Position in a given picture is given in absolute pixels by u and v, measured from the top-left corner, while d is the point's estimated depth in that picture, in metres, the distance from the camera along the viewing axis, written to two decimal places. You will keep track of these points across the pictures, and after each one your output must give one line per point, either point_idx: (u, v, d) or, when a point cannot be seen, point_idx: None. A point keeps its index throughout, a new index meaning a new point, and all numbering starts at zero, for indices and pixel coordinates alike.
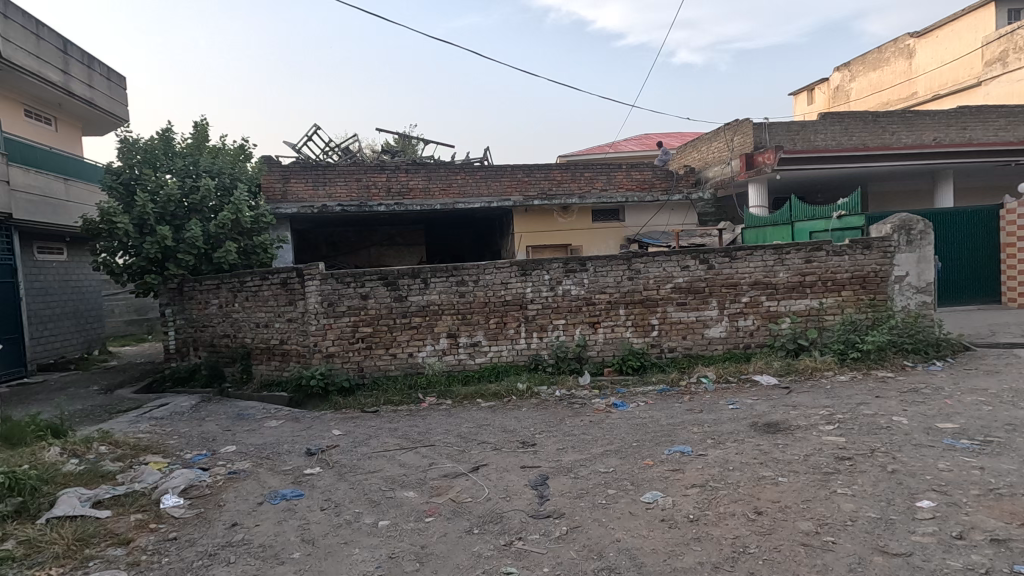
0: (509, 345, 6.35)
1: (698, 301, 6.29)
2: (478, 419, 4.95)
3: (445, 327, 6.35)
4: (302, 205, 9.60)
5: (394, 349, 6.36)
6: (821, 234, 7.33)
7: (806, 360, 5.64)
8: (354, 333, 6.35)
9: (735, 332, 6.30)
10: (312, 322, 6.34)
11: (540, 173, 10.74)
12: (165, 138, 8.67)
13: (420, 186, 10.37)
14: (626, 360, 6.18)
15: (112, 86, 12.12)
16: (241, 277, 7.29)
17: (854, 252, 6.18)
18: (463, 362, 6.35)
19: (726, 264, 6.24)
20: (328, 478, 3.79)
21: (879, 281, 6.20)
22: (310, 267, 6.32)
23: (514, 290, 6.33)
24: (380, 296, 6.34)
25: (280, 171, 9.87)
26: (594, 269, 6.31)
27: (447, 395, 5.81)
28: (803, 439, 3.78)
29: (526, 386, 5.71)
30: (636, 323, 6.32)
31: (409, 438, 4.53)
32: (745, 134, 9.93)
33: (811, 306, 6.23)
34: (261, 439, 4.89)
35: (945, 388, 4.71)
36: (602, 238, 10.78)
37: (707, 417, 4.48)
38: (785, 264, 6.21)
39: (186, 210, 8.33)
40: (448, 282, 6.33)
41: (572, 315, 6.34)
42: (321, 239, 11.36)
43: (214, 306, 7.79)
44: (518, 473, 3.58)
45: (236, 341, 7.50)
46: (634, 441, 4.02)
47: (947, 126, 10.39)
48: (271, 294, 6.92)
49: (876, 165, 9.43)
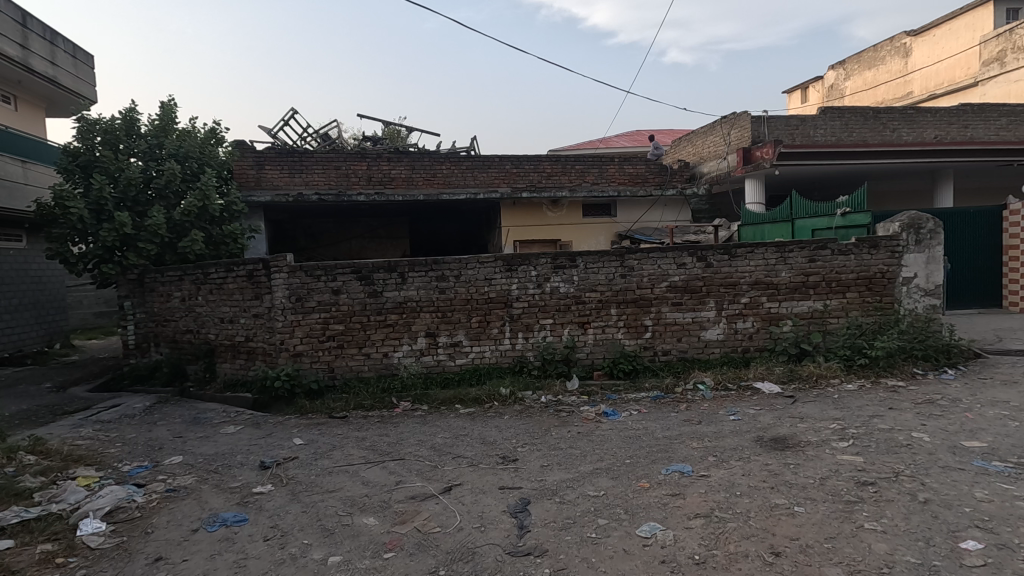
0: (492, 346, 5.90)
1: (695, 301, 5.89)
2: (455, 428, 4.49)
3: (424, 325, 5.89)
4: (277, 192, 9.07)
5: (367, 349, 5.88)
6: (824, 232, 6.93)
7: (810, 367, 5.24)
8: (324, 331, 5.87)
9: (733, 335, 5.90)
10: (278, 318, 5.84)
11: (529, 164, 10.27)
12: (128, 118, 8.08)
13: (403, 175, 9.86)
14: (617, 363, 5.76)
15: (78, 65, 11.45)
16: (205, 268, 6.76)
17: (861, 252, 5.82)
18: (442, 363, 5.89)
19: (724, 261, 5.84)
20: (279, 498, 3.31)
21: (886, 282, 5.84)
22: (278, 259, 5.81)
23: (499, 287, 5.87)
24: (353, 290, 5.86)
25: (253, 157, 9.30)
26: (584, 265, 5.87)
27: (423, 400, 5.33)
28: (816, 458, 3.37)
29: (509, 391, 5.26)
30: (628, 324, 5.91)
31: (376, 450, 4.07)
32: (744, 128, 9.58)
33: (815, 308, 5.85)
34: (212, 448, 4.40)
35: (963, 400, 4.33)
36: (593, 234, 10.36)
37: (707, 429, 4.07)
38: (787, 263, 5.83)
39: (149, 197, 7.78)
40: (427, 277, 5.86)
41: (560, 314, 5.90)
42: (300, 230, 10.84)
43: (176, 299, 7.24)
44: (495, 496, 3.13)
45: (199, 336, 6.96)
46: (628, 458, 3.59)
47: (948, 124, 10.08)
48: (236, 287, 6.41)
49: (877, 162, 9.09)
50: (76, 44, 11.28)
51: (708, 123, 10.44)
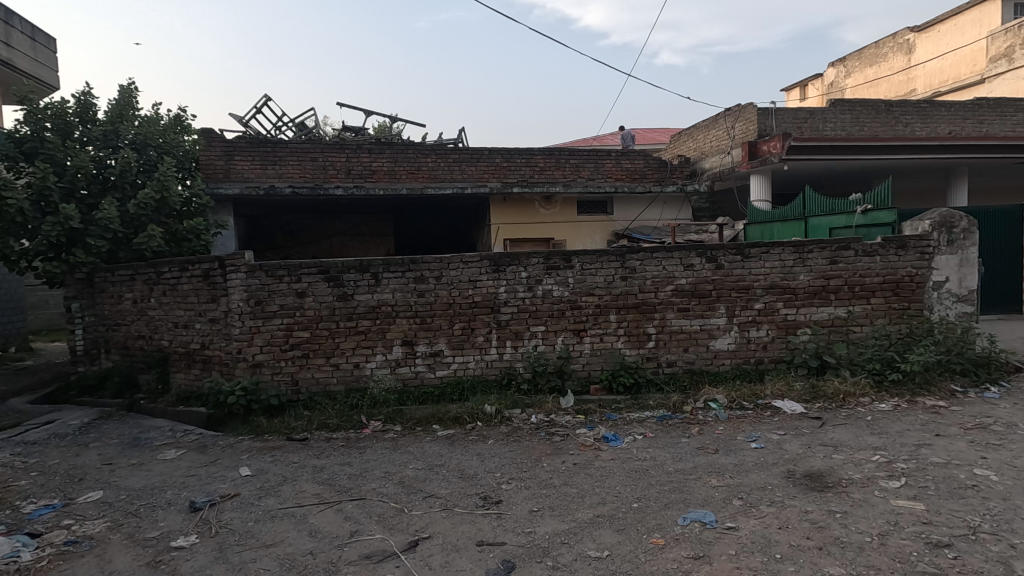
0: (476, 356, 5.26)
1: (704, 307, 5.28)
2: (430, 457, 3.84)
3: (400, 332, 5.23)
4: (247, 185, 8.38)
5: (336, 359, 5.22)
6: (843, 231, 6.33)
7: (836, 382, 4.64)
8: (287, 338, 5.20)
9: (745, 345, 5.29)
10: (235, 324, 5.16)
11: (521, 158, 9.63)
12: (81, 102, 7.35)
13: (385, 168, 9.18)
14: (617, 376, 5.13)
15: (37, 47, 10.64)
16: (158, 267, 6.06)
17: (887, 253, 5.23)
18: (420, 375, 5.24)
19: (736, 262, 5.23)
20: (202, 556, 2.65)
21: (915, 286, 5.25)
22: (234, 257, 5.12)
23: (485, 290, 5.23)
24: (320, 293, 5.20)
25: (222, 146, 8.57)
26: (580, 266, 5.24)
27: (397, 419, 4.67)
28: (866, 505, 2.75)
29: (495, 409, 4.62)
30: (629, 332, 5.28)
31: (333, 486, 3.40)
32: (749, 121, 9.01)
33: (837, 314, 5.26)
34: (142, 481, 3.71)
35: (1021, 426, 3.74)
36: (588, 233, 9.74)
37: (726, 462, 3.45)
38: (806, 265, 5.23)
39: (101, 188, 7.04)
40: (404, 278, 5.21)
41: (553, 320, 5.27)
42: (277, 227, 10.11)
43: (128, 301, 6.51)
44: (471, 557, 2.49)
45: (152, 343, 6.24)
46: (636, 500, 2.97)
47: (964, 118, 9.55)
48: (192, 288, 5.72)
49: (891, 158, 8.52)
50: (34, 26, 10.49)
51: (710, 115, 9.88)
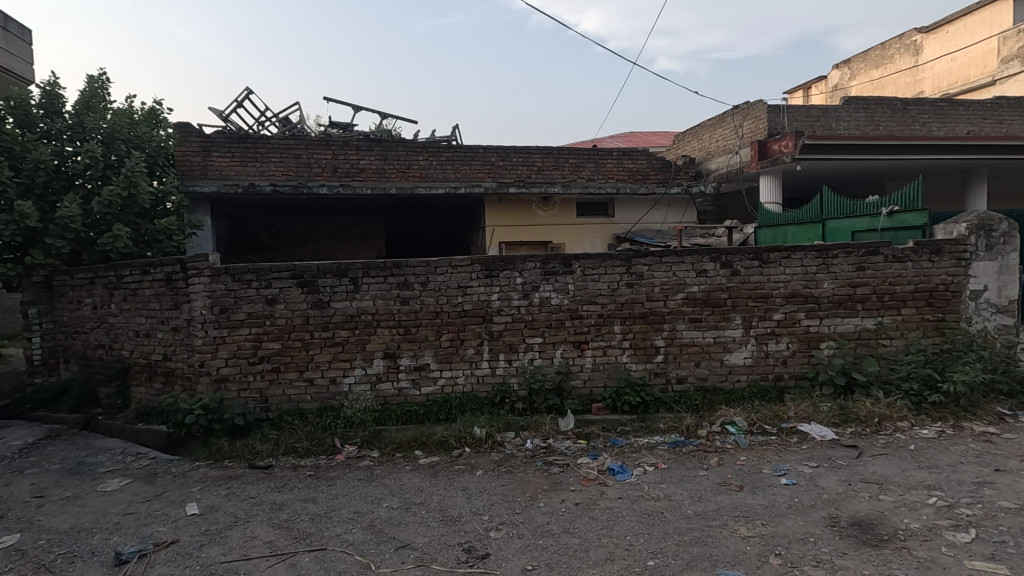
0: (466, 371, 4.74)
1: (718, 317, 4.77)
2: (409, 492, 3.31)
3: (381, 343, 4.71)
4: (226, 182, 7.86)
5: (310, 373, 4.69)
6: (867, 234, 5.82)
7: (869, 403, 4.13)
8: (256, 350, 4.68)
9: (763, 359, 4.79)
10: (197, 334, 4.63)
11: (517, 157, 9.14)
12: (44, 92, 6.79)
13: (374, 166, 8.66)
14: (622, 394, 4.61)
15: (8, 37, 10.09)
16: (118, 270, 5.53)
17: (919, 259, 4.74)
18: (404, 392, 4.72)
19: (754, 268, 4.73)
20: None
21: (950, 295, 4.76)
22: (197, 259, 4.60)
23: (475, 297, 4.72)
24: (292, 300, 4.67)
25: (199, 141, 8.05)
26: (581, 271, 4.74)
27: (375, 442, 4.15)
28: (936, 568, 2.24)
29: (485, 432, 4.10)
30: (635, 344, 4.77)
31: (290, 531, 2.88)
32: (758, 118, 8.55)
33: (865, 326, 4.76)
34: (70, 520, 3.17)
35: None
36: (588, 236, 9.25)
37: (754, 503, 2.93)
38: (830, 271, 4.74)
39: (65, 184, 6.46)
40: (385, 283, 4.69)
41: (551, 331, 4.76)
42: (262, 228, 9.55)
43: (87, 307, 5.98)
44: None
45: (112, 354, 5.70)
46: (653, 557, 2.44)
47: (982, 118, 9.11)
48: (153, 293, 5.20)
49: (910, 159, 8.05)
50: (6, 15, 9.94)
51: (717, 113, 9.40)
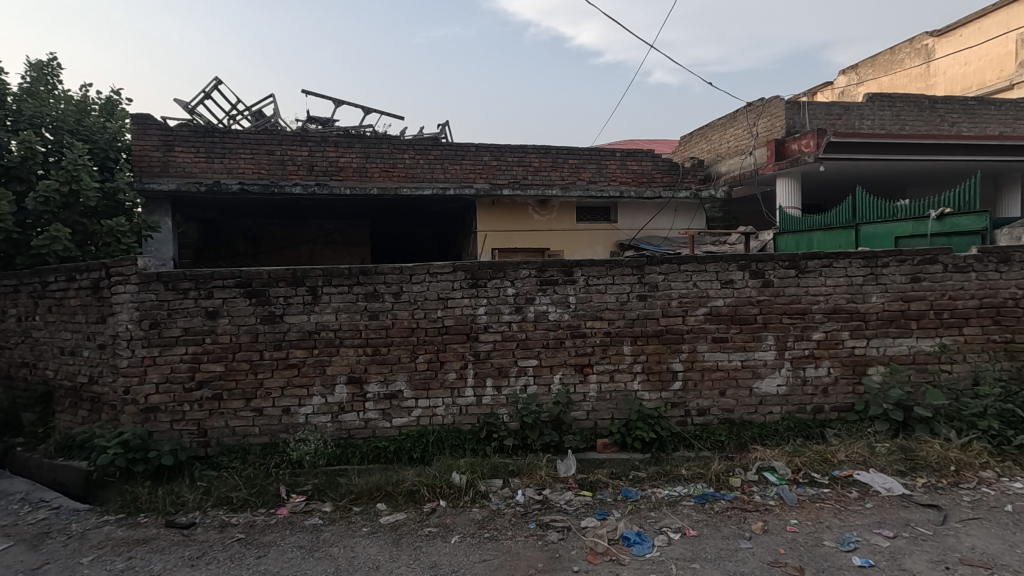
0: (447, 399, 3.95)
1: (747, 336, 4.00)
2: (360, 572, 2.51)
3: (344, 366, 3.92)
4: (187, 180, 7.08)
5: (258, 402, 3.89)
6: (910, 241, 5.05)
7: (937, 445, 3.37)
8: (192, 374, 3.88)
9: (800, 388, 4.01)
10: (122, 354, 3.83)
11: (512, 156, 8.41)
12: None
13: (355, 164, 7.92)
14: (633, 429, 3.83)
15: None
16: (43, 276, 4.73)
17: (984, 269, 3.98)
18: (372, 425, 3.92)
19: (789, 278, 3.98)
20: None
21: (1021, 313, 4.00)
22: (122, 264, 3.81)
23: (458, 310, 3.94)
24: (238, 313, 3.88)
25: (160, 135, 7.28)
26: (585, 281, 3.97)
27: (331, 492, 3.35)
28: None
29: (466, 479, 3.31)
30: (649, 368, 3.99)
31: None
32: (775, 116, 7.85)
33: (922, 349, 3.99)
34: None
35: None
36: (589, 243, 8.50)
37: None
38: (880, 283, 3.98)
39: None
40: (350, 293, 3.91)
41: (548, 351, 3.98)
42: (237, 232, 8.72)
43: (12, 318, 5.18)
44: None
45: (37, 374, 4.88)
46: None
47: (1015, 118, 8.43)
48: (79, 303, 4.40)
49: (944, 160, 7.34)
50: None
51: (728, 112, 8.72)
